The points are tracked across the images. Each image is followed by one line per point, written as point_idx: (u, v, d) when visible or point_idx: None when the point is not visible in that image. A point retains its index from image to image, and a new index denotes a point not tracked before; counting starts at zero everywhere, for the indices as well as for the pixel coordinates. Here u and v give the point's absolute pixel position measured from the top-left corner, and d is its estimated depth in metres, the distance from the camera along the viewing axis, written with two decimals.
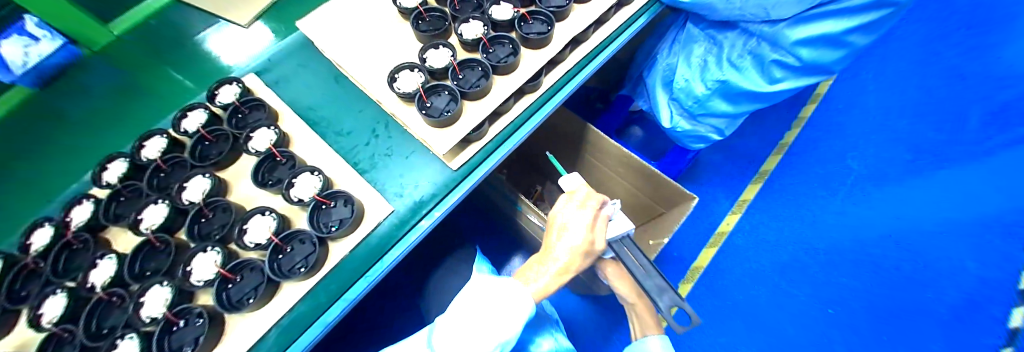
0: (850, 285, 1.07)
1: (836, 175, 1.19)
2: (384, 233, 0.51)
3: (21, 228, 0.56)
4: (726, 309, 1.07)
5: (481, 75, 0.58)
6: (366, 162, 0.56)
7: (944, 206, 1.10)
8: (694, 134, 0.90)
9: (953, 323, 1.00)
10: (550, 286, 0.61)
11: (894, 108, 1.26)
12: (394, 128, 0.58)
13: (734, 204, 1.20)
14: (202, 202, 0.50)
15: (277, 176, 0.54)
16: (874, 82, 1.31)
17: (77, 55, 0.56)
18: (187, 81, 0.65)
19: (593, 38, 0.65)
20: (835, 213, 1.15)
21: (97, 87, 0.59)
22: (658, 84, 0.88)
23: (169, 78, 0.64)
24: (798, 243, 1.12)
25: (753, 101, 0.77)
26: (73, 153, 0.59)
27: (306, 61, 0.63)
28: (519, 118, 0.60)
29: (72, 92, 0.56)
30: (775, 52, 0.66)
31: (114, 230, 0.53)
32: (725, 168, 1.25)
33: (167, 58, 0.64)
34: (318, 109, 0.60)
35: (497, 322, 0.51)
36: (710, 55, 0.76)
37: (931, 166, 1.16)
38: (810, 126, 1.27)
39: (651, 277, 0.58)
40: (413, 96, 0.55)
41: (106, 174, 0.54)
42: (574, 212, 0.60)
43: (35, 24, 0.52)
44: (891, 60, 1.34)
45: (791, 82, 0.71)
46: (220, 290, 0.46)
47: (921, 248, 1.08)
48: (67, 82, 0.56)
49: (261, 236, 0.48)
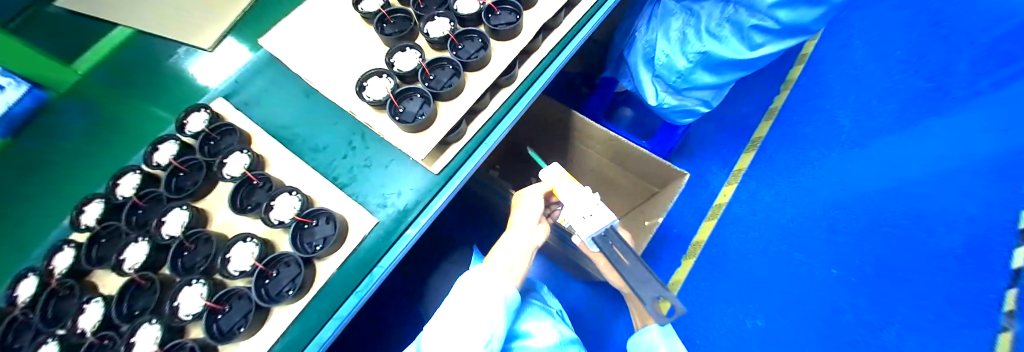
0: (852, 243, 1.06)
1: (829, 134, 1.18)
2: (371, 245, 0.51)
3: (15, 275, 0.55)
4: (730, 279, 1.07)
5: (452, 73, 0.57)
6: (345, 176, 0.55)
7: (941, 154, 1.09)
8: (682, 109, 0.88)
9: (958, 269, 1.00)
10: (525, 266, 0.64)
11: (882, 60, 1.25)
12: (370, 137, 0.57)
13: (729, 174, 1.19)
14: (181, 234, 0.49)
15: (256, 200, 0.53)
16: (860, 36, 1.29)
17: (46, 94, 0.53)
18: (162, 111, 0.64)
19: (564, 22, 0.63)
20: (832, 172, 1.14)
21: (72, 127, 0.57)
22: (640, 63, 0.86)
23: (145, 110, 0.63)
24: (798, 207, 1.12)
25: (737, 69, 0.75)
26: (50, 196, 0.57)
27: (273, 79, 0.62)
28: (497, 114, 0.58)
29: (51, 132, 0.55)
30: (753, 17, 0.64)
31: (99, 272, 0.52)
32: (717, 139, 1.24)
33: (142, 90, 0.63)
34: (291, 127, 0.59)
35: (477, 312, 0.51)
36: (688, 27, 0.74)
37: (925, 114, 1.15)
38: (799, 87, 1.26)
39: (637, 270, 0.56)
40: (384, 103, 0.53)
41: (84, 217, 0.53)
42: (527, 207, 0.64)
43: None
44: (876, 10, 1.31)
45: (773, 46, 0.69)
46: (210, 322, 0.45)
47: (922, 197, 1.07)
48: (42, 124, 0.54)
49: (245, 263, 0.47)
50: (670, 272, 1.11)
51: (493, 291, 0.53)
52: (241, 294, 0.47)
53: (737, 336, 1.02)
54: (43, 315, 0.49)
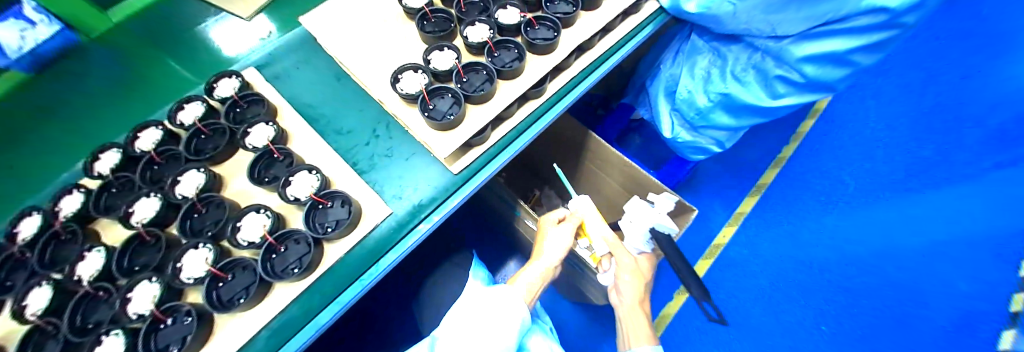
0: (845, 301, 1.07)
1: (833, 190, 1.20)
2: (381, 235, 0.51)
3: (15, 212, 0.55)
4: (720, 320, 1.07)
5: (485, 79, 0.58)
6: (365, 162, 0.55)
7: (937, 225, 1.12)
8: (695, 145, 0.90)
9: (945, 342, 1.01)
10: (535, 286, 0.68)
11: (892, 126, 1.27)
12: (395, 129, 0.58)
13: (731, 216, 1.20)
14: (195, 196, 0.49)
15: (274, 173, 0.53)
16: (872, 99, 1.32)
17: (75, 41, 0.52)
18: (184, 71, 0.64)
19: (599, 45, 0.64)
20: (832, 228, 1.15)
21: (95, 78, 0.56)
22: (661, 94, 0.88)
23: (166, 67, 0.63)
24: (795, 257, 1.12)
25: (755, 115, 0.77)
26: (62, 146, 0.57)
27: (308, 58, 0.63)
28: (522, 124, 0.59)
29: (73, 78, 0.53)
30: (779, 67, 0.66)
31: (104, 221, 0.52)
32: (724, 179, 1.25)
33: (168, 48, 0.62)
34: (318, 106, 0.59)
35: (493, 330, 0.55)
36: (714, 67, 0.76)
37: (925, 184, 1.17)
38: (809, 141, 1.28)
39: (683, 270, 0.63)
40: (416, 98, 0.54)
41: (98, 165, 0.53)
42: (558, 234, 0.70)
43: (31, 8, 0.49)
44: (889, 78, 1.35)
45: (793, 98, 0.70)
46: (210, 289, 0.45)
47: (916, 265, 1.09)
48: (70, 68, 0.53)
49: (255, 234, 0.47)
50: (662, 305, 1.11)
51: (509, 310, 0.58)
52: (246, 265, 0.47)
53: None
54: (42, 257, 0.48)
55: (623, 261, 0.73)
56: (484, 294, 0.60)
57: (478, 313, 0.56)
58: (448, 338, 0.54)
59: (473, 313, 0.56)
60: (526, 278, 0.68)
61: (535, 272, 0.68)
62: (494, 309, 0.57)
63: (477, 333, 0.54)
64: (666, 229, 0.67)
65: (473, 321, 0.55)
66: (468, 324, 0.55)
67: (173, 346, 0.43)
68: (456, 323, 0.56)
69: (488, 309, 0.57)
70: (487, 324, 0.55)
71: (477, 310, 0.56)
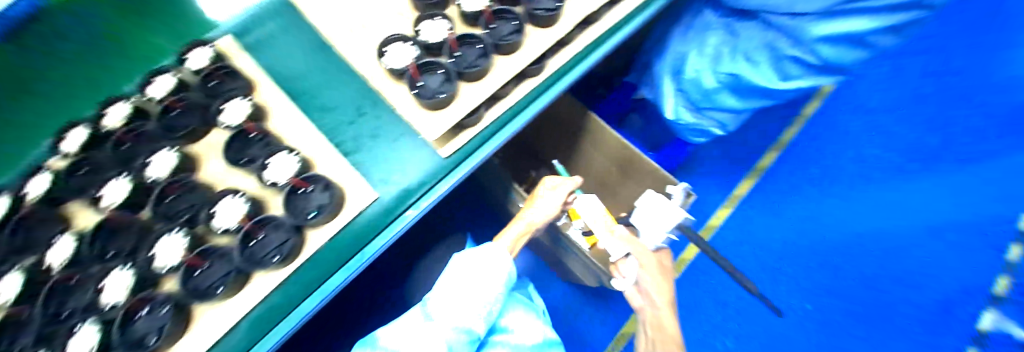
0: (835, 284, 1.08)
1: (832, 173, 1.18)
2: (367, 221, 0.49)
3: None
4: (709, 300, 1.09)
5: (481, 54, 0.52)
6: (350, 143, 0.52)
7: (934, 210, 1.11)
8: (697, 127, 0.86)
9: (929, 323, 1.03)
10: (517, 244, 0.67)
11: (900, 110, 1.23)
12: (382, 106, 0.53)
13: (726, 198, 1.18)
14: (167, 179, 0.46)
15: (251, 154, 0.49)
16: (882, 80, 1.27)
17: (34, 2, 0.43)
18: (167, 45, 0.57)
19: (605, 18, 0.59)
20: (828, 212, 1.14)
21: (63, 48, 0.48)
22: (666, 73, 0.82)
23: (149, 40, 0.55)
24: (789, 241, 1.12)
25: (762, 97, 0.74)
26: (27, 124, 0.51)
27: (285, 25, 0.57)
28: (519, 104, 0.56)
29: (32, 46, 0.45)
30: (794, 48, 0.61)
31: (76, 205, 0.49)
32: (722, 161, 1.22)
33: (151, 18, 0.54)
34: (298, 81, 0.55)
35: (472, 292, 0.53)
36: (724, 46, 0.71)
37: (926, 168, 1.15)
38: (811, 123, 1.24)
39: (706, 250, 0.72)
40: (404, 73, 0.50)
41: (65, 144, 0.49)
42: (551, 195, 0.70)
43: None
44: (904, 57, 1.28)
45: (803, 80, 0.67)
46: (186, 278, 0.43)
47: (909, 250, 1.09)
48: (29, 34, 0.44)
49: (231, 220, 0.44)
50: None
51: (491, 269, 0.56)
52: (223, 253, 0.45)
53: None
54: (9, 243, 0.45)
55: (645, 262, 0.71)
56: (471, 253, 0.58)
57: (466, 272, 0.55)
58: (436, 312, 0.52)
59: (458, 274, 0.55)
60: (510, 236, 0.66)
61: (521, 229, 0.67)
62: (481, 270, 0.55)
63: (462, 291, 0.53)
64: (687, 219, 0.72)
65: (457, 281, 0.54)
66: (455, 283, 0.54)
67: (149, 336, 0.41)
68: (441, 284, 0.54)
69: (476, 268, 0.55)
70: (468, 286, 0.54)
71: (464, 269, 0.55)
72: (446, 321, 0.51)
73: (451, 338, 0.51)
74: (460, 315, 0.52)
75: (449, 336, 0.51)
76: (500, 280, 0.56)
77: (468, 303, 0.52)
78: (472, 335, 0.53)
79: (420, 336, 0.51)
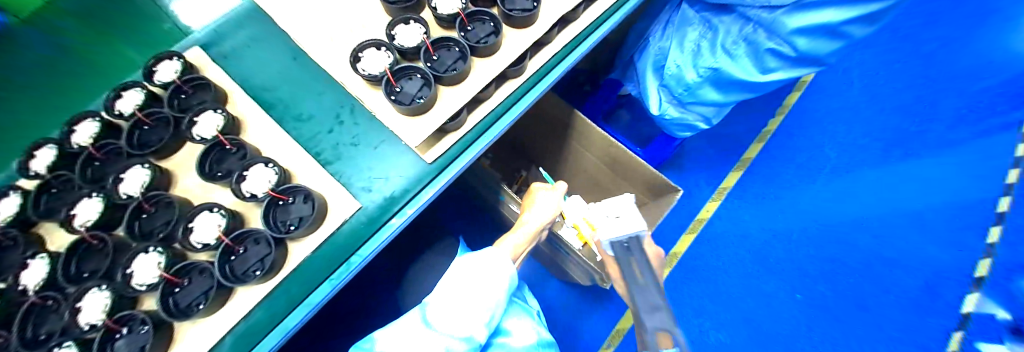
0: (820, 270, 1.11)
1: (815, 162, 1.20)
2: (352, 231, 0.48)
3: None
4: (700, 291, 1.10)
5: (458, 57, 0.53)
6: (329, 152, 0.51)
7: (913, 194, 1.14)
8: (682, 122, 0.87)
9: (912, 305, 1.06)
10: (518, 248, 0.67)
11: (879, 97, 1.25)
12: (360, 113, 0.53)
13: (713, 190, 1.20)
14: (141, 196, 0.45)
15: (227, 167, 0.49)
16: (861, 68, 1.29)
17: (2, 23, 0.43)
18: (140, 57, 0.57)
19: (583, 18, 0.59)
20: (812, 200, 1.17)
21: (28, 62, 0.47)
22: (649, 69, 0.84)
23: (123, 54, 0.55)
24: (775, 229, 1.15)
25: (743, 90, 0.74)
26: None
27: (258, 34, 0.56)
28: (500, 106, 0.55)
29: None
30: (771, 41, 0.62)
31: (48, 225, 0.47)
32: (708, 154, 1.24)
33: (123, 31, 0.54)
34: (275, 90, 0.54)
35: (475, 297, 0.53)
36: (704, 40, 0.71)
37: (906, 154, 1.18)
38: (794, 113, 1.26)
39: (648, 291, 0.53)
40: (380, 80, 0.49)
41: (33, 163, 0.47)
42: (548, 198, 0.72)
43: None
44: (881, 45, 1.31)
45: (783, 72, 0.68)
46: (165, 296, 0.42)
47: (891, 234, 1.12)
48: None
49: (209, 236, 0.44)
50: None
51: (495, 271, 0.57)
52: (202, 269, 0.45)
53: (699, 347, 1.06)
54: None
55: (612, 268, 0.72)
56: (470, 257, 0.59)
57: (466, 277, 0.55)
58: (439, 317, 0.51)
59: (459, 279, 0.55)
60: (510, 242, 0.67)
61: (522, 234, 0.68)
62: (481, 274, 0.56)
63: (463, 296, 0.52)
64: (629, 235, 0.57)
65: (458, 286, 0.54)
66: (456, 288, 0.54)
67: None
68: (440, 290, 0.54)
69: (475, 274, 0.56)
70: (471, 289, 0.54)
71: (464, 275, 0.55)
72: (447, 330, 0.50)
73: (453, 346, 0.49)
74: (461, 322, 0.51)
75: (449, 344, 0.49)
76: (500, 288, 0.57)
77: (470, 308, 0.51)
78: (474, 343, 0.51)
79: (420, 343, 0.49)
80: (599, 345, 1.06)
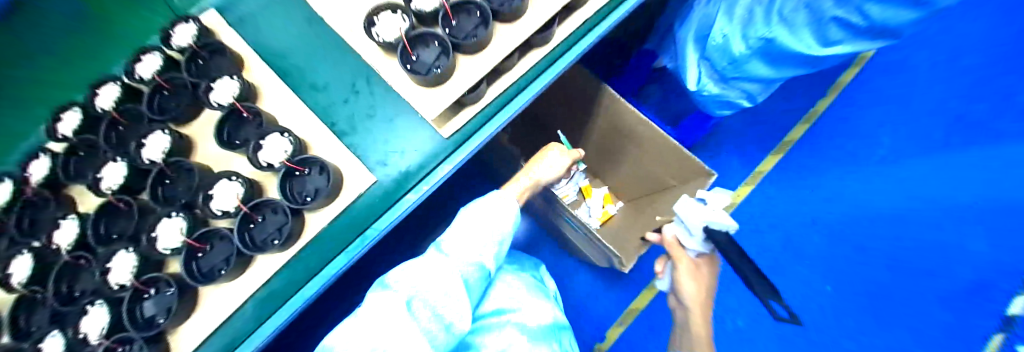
0: (857, 265, 1.04)
1: (865, 148, 1.09)
2: (366, 205, 0.48)
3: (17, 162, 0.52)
4: (722, 281, 1.05)
5: (479, 22, 0.48)
6: (344, 123, 0.50)
7: (975, 190, 1.03)
8: (721, 100, 0.79)
9: (955, 308, 0.98)
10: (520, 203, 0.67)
11: (948, 78, 1.11)
12: (376, 82, 0.51)
13: (748, 175, 1.12)
14: (163, 161, 0.44)
15: (244, 136, 0.48)
16: (934, 44, 1.14)
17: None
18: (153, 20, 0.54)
19: None
20: (856, 190, 1.07)
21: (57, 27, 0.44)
22: (689, 39, 0.76)
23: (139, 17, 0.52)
24: (811, 219, 1.07)
25: (797, 65, 0.66)
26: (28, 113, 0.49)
27: None
28: (523, 79, 0.52)
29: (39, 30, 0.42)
30: (838, 8, 0.53)
31: (77, 188, 0.48)
32: (744, 134, 1.15)
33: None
34: (291, 56, 0.53)
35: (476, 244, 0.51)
36: (758, 6, 0.62)
37: (973, 144, 1.06)
38: (847, 93, 1.14)
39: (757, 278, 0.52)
40: (395, 47, 0.46)
41: (61, 126, 0.47)
42: (556, 160, 0.69)
43: None
44: (962, 16, 1.14)
45: (847, 45, 0.59)
46: (189, 260, 0.43)
47: (942, 231, 1.02)
48: (29, 11, 0.39)
49: (228, 203, 0.44)
50: None
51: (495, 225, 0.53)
52: (223, 235, 0.45)
53: (715, 337, 1.02)
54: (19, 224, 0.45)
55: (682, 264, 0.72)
56: (478, 205, 0.54)
57: (472, 223, 0.52)
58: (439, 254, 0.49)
59: (467, 225, 0.52)
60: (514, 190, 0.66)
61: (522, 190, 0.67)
62: (489, 221, 0.53)
63: (467, 240, 0.51)
64: (722, 227, 0.55)
65: (465, 231, 0.51)
66: (465, 233, 0.51)
67: (159, 316, 0.42)
68: (451, 232, 0.52)
69: (480, 222, 0.52)
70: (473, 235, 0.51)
71: (470, 220, 0.52)
72: (461, 260, 0.49)
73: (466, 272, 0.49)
74: (470, 249, 0.50)
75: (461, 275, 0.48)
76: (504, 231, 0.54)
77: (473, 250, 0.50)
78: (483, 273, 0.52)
79: (438, 269, 0.46)
80: (611, 324, 1.06)
